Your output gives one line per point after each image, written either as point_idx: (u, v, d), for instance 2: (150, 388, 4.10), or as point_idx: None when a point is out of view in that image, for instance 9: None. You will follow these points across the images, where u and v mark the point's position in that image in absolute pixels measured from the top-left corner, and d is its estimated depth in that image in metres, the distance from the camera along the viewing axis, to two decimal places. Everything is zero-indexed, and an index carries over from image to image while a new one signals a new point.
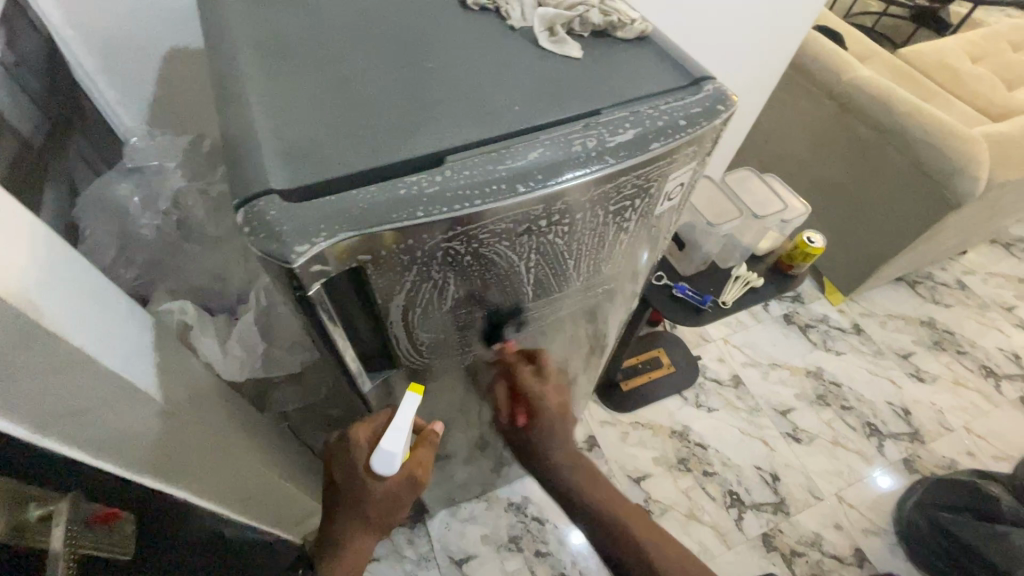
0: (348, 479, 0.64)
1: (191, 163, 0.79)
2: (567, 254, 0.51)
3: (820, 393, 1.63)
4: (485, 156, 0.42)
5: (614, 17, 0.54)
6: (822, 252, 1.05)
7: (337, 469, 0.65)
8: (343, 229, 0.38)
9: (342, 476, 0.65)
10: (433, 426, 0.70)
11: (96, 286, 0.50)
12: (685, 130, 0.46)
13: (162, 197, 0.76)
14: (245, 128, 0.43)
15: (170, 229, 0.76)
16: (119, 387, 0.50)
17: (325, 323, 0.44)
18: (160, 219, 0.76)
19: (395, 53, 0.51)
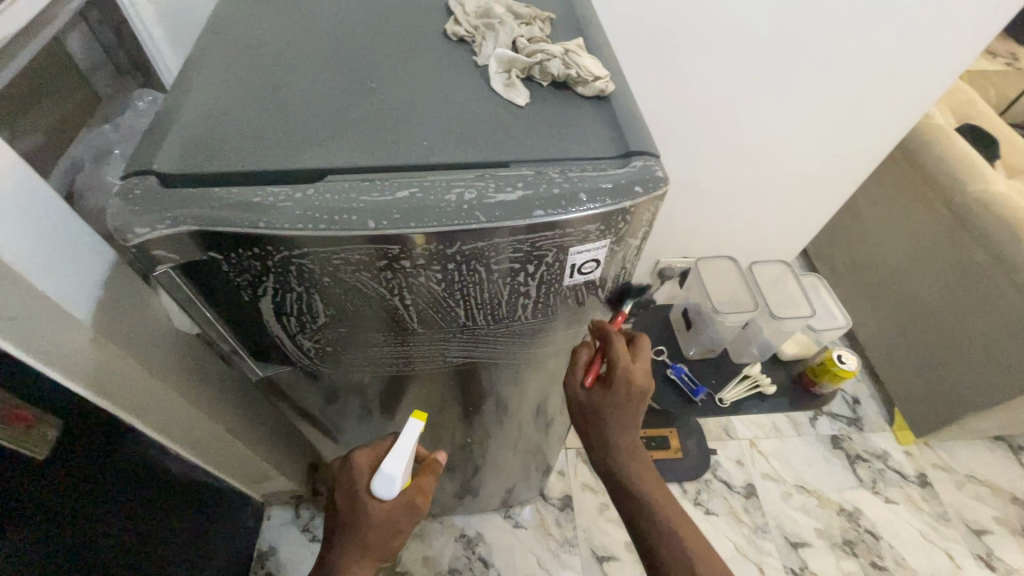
0: (350, 501, 0.65)
1: None
2: (452, 302, 0.48)
3: (848, 538, 1.39)
4: (357, 184, 0.41)
5: (574, 70, 0.50)
6: (851, 376, 0.90)
7: (341, 491, 0.66)
8: (186, 221, 0.39)
9: (345, 497, 0.65)
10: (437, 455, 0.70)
11: (57, 219, 0.56)
12: (585, 205, 0.41)
13: None
14: (174, 110, 0.47)
15: None
16: (48, 309, 0.56)
17: (190, 305, 0.46)
18: None
19: (352, 68, 0.53)
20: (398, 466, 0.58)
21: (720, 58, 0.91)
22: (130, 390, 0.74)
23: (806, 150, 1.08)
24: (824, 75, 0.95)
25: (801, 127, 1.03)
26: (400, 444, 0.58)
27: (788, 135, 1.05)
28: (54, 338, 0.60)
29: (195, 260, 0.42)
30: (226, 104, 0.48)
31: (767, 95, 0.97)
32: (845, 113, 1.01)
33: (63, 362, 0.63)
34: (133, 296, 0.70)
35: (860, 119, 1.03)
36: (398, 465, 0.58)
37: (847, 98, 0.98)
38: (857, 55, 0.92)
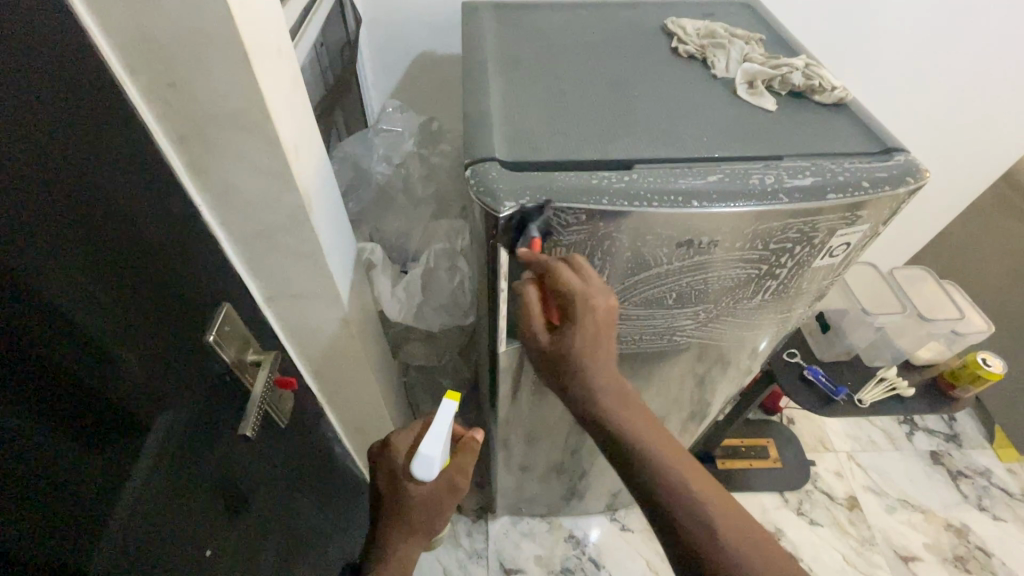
0: (391, 484, 0.72)
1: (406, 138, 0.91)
2: (712, 278, 0.55)
3: (959, 554, 1.37)
4: (669, 171, 0.49)
5: (816, 81, 0.57)
6: (998, 378, 0.92)
7: (381, 475, 0.74)
8: (541, 198, 0.46)
9: (385, 481, 0.73)
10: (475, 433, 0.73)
11: (340, 207, 0.64)
12: (867, 190, 0.48)
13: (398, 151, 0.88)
14: (482, 112, 0.55)
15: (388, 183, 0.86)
16: (328, 288, 0.64)
17: (496, 276, 0.54)
18: (389, 169, 0.87)
19: (608, 80, 0.61)
20: (434, 448, 0.64)
21: (867, 69, 0.98)
22: (338, 369, 0.81)
23: (931, 157, 1.14)
24: (962, 86, 1.00)
25: (930, 132, 1.08)
26: (437, 426, 0.65)
27: (916, 139, 1.10)
28: (318, 314, 0.68)
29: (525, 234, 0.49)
30: (524, 109, 0.56)
31: (904, 101, 1.03)
32: (975, 124, 1.07)
33: (314, 334, 0.71)
34: (363, 284, 0.77)
35: (994, 125, 1.07)
36: (437, 445, 0.64)
37: (985, 102, 1.03)
38: (1001, 61, 0.96)
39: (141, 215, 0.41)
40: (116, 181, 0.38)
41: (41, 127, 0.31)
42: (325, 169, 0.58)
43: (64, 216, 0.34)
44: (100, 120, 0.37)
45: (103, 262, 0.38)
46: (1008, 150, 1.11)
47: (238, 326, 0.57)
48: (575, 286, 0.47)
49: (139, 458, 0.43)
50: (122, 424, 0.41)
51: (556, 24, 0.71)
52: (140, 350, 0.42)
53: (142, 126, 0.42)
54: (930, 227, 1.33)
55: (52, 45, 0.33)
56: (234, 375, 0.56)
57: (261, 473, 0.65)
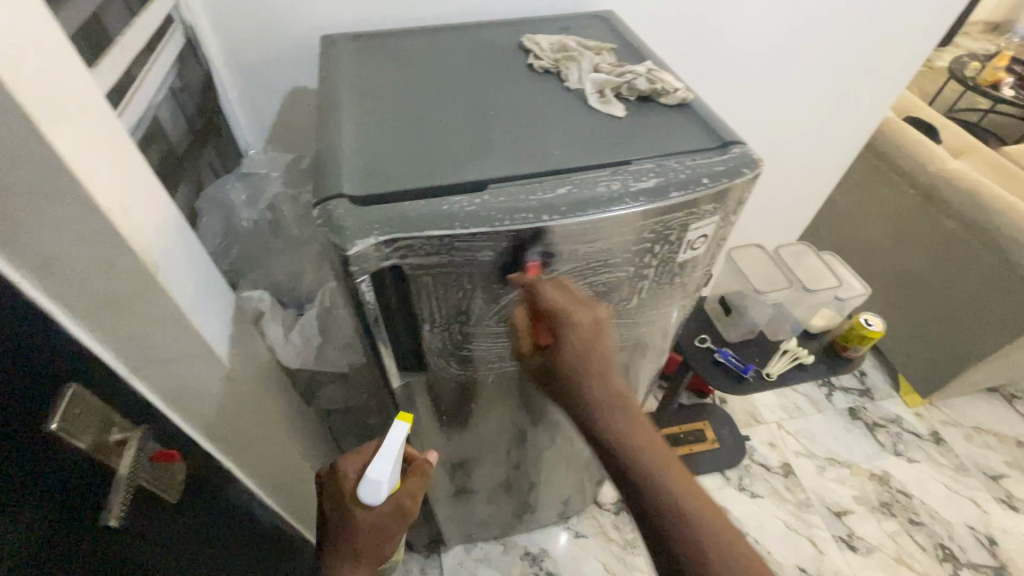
0: (336, 511, 0.68)
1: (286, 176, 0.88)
2: (587, 285, 0.56)
3: (884, 500, 1.47)
4: (522, 187, 0.49)
5: (658, 85, 0.60)
6: (880, 335, 1.00)
7: (328, 502, 0.69)
8: (391, 231, 0.45)
9: (331, 508, 0.69)
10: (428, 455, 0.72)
11: (203, 260, 0.60)
12: (707, 186, 0.51)
13: (263, 196, 0.83)
14: (334, 147, 0.54)
15: (264, 227, 0.82)
16: (201, 347, 0.60)
17: (369, 314, 0.52)
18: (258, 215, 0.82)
19: (464, 103, 0.61)
20: (386, 467, 0.62)
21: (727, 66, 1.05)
22: (238, 427, 0.76)
23: (798, 139, 1.24)
24: (809, 73, 1.10)
25: (793, 116, 1.18)
26: (388, 446, 0.62)
27: (783, 124, 1.19)
28: (197, 375, 0.63)
29: (383, 267, 0.48)
30: (379, 139, 0.55)
31: (765, 93, 1.11)
32: (827, 105, 1.17)
33: (201, 399, 0.66)
34: (249, 335, 0.73)
35: (843, 103, 1.18)
36: (386, 467, 0.62)
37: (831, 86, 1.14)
38: (835, 49, 1.07)
39: None
40: None
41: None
42: (171, 222, 0.54)
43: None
44: None
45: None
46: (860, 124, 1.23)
47: (97, 405, 0.51)
48: (559, 302, 0.52)
49: None
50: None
51: (415, 49, 0.70)
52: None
53: None
54: (812, 202, 1.44)
55: None
56: (99, 460, 0.50)
57: (148, 557, 0.58)
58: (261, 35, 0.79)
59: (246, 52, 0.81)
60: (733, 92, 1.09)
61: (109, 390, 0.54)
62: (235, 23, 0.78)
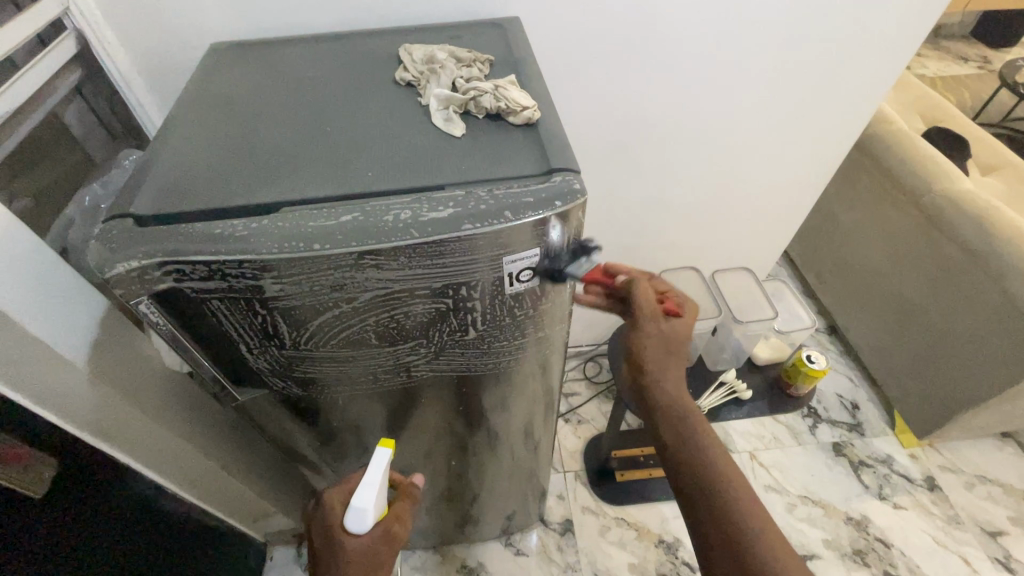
0: (323, 543, 0.68)
1: None
2: (403, 315, 0.53)
3: (858, 548, 1.35)
4: (308, 213, 0.47)
5: (504, 103, 0.56)
6: (822, 374, 0.91)
7: (316, 535, 0.69)
8: (156, 255, 0.44)
9: (319, 541, 0.68)
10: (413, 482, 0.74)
11: (51, 270, 0.62)
12: (510, 219, 0.47)
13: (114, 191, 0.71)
14: (154, 160, 0.54)
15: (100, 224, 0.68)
16: (48, 353, 0.62)
17: (167, 333, 0.51)
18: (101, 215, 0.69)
19: (309, 116, 0.59)
20: (370, 497, 0.63)
21: (671, 70, 0.97)
22: (125, 427, 0.78)
23: (764, 148, 1.15)
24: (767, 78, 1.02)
25: (754, 124, 1.10)
26: (371, 475, 0.63)
27: (745, 132, 1.11)
28: (58, 381, 0.65)
29: (162, 290, 0.47)
30: (201, 155, 0.54)
31: (718, 99, 1.04)
32: (791, 112, 1.09)
33: (69, 403, 0.68)
34: (126, 339, 0.74)
35: (808, 110, 1.09)
36: (370, 494, 0.63)
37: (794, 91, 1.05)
38: (793, 52, 0.99)
39: None
40: None
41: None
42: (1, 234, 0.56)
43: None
44: None
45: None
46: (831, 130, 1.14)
47: None
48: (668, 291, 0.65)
49: None
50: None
51: (291, 59, 0.69)
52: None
53: None
54: (791, 217, 1.35)
55: None
56: None
57: None
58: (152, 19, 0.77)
59: (149, 52, 0.81)
60: (684, 102, 1.03)
61: None
62: (124, 11, 0.76)
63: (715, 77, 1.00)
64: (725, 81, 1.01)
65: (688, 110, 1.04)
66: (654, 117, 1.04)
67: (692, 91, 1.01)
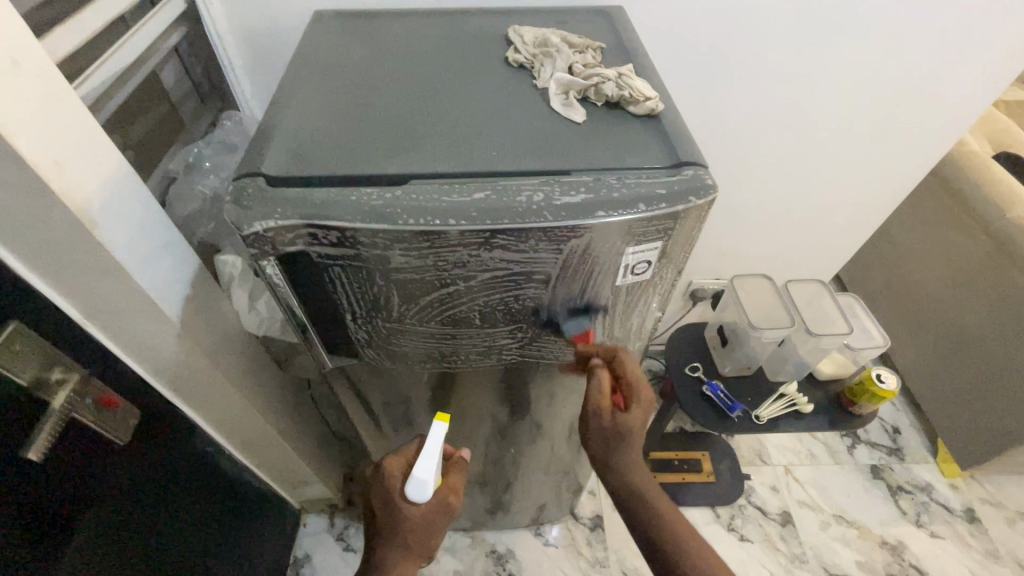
0: (387, 511, 0.69)
1: None
2: (512, 297, 0.52)
3: (891, 573, 1.33)
4: (439, 186, 0.47)
5: (627, 91, 0.55)
6: (892, 395, 0.90)
7: (377, 496, 0.70)
8: (293, 215, 0.44)
9: (381, 503, 0.69)
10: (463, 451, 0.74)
11: (162, 225, 0.63)
12: (643, 211, 0.46)
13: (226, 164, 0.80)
14: (275, 122, 0.54)
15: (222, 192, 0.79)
16: (149, 306, 0.63)
17: (283, 294, 0.51)
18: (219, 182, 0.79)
19: (422, 91, 0.59)
20: (429, 470, 0.63)
21: (760, 70, 0.96)
22: (199, 383, 0.79)
23: (841, 158, 1.13)
24: (855, 86, 0.99)
25: (835, 131, 1.07)
26: (428, 447, 0.62)
27: (823, 139, 1.09)
28: (150, 332, 0.66)
29: (291, 252, 0.47)
30: (321, 121, 0.54)
31: (802, 103, 1.02)
32: (874, 122, 1.06)
33: (155, 353, 0.70)
34: (212, 298, 0.75)
35: (893, 121, 1.06)
36: (430, 466, 0.62)
37: (881, 100, 1.02)
38: (888, 60, 0.96)
39: None
40: None
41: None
42: (124, 186, 0.57)
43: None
44: None
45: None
46: (913, 144, 1.11)
47: (38, 345, 0.56)
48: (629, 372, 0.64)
49: None
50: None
51: (398, 33, 0.69)
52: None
53: None
54: (855, 232, 1.32)
55: None
56: (38, 396, 0.56)
57: (76, 492, 0.63)
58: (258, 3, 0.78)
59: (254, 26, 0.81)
60: (767, 106, 1.02)
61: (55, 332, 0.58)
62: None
63: (802, 80, 0.98)
64: (812, 86, 0.99)
65: (769, 113, 1.03)
66: (732, 118, 1.03)
67: (776, 94, 1.00)
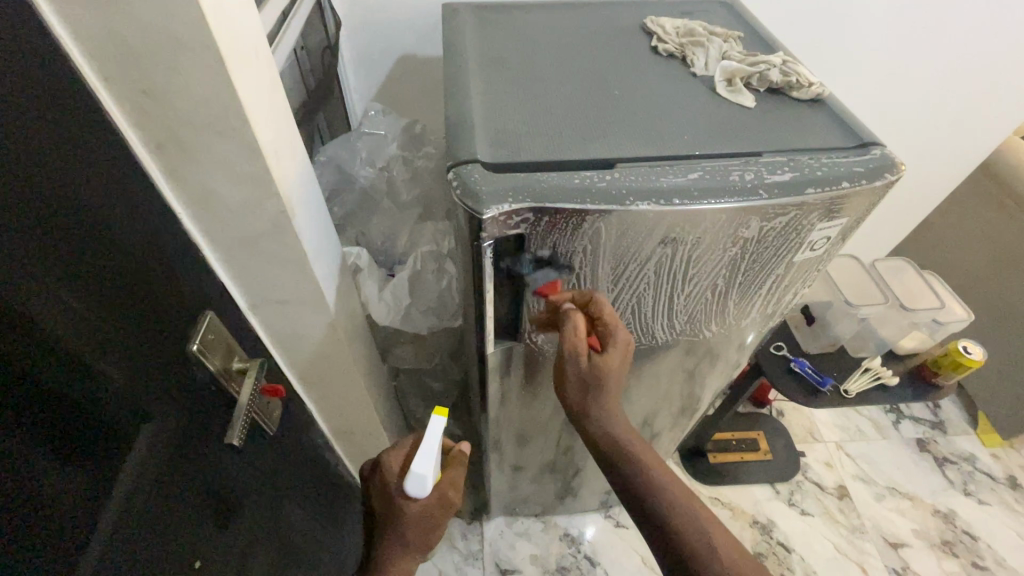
0: (384, 504, 0.68)
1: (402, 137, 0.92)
2: (697, 274, 0.55)
3: (946, 539, 1.40)
4: (651, 168, 0.49)
5: (793, 78, 0.59)
6: (980, 364, 0.96)
7: (375, 495, 0.70)
8: (525, 198, 0.46)
9: (380, 501, 0.69)
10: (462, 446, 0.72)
11: (323, 211, 0.64)
12: (845, 187, 0.49)
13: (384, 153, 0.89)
14: (466, 111, 0.55)
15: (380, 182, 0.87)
16: (315, 296, 0.64)
17: (482, 276, 0.53)
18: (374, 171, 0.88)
19: (589, 81, 0.61)
20: (427, 464, 0.61)
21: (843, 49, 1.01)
22: (325, 373, 0.80)
23: (906, 136, 1.18)
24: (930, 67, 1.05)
25: (905, 110, 1.12)
26: (427, 441, 0.62)
27: (892, 118, 1.14)
28: (305, 321, 0.67)
29: (509, 235, 0.49)
30: (507, 110, 0.56)
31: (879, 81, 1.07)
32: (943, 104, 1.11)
33: (302, 342, 0.71)
34: (348, 287, 0.76)
35: (961, 104, 1.11)
36: (429, 461, 0.61)
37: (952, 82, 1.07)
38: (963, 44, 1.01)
39: (127, 234, 0.42)
40: (104, 203, 0.39)
41: (11, 115, 0.30)
42: (305, 173, 0.58)
43: (35, 211, 0.33)
44: (84, 144, 0.37)
45: (57, 257, 0.35)
46: (976, 127, 1.16)
47: (223, 336, 0.56)
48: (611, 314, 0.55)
49: (133, 455, 0.44)
50: (99, 448, 0.40)
51: (536, 26, 0.70)
52: (112, 346, 0.41)
53: (125, 148, 0.42)
54: (905, 213, 1.37)
55: (42, 75, 0.34)
56: (226, 386, 0.56)
57: (247, 484, 0.63)
58: (382, 2, 0.85)
59: (371, 22, 0.87)
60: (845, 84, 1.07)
61: (231, 322, 0.60)
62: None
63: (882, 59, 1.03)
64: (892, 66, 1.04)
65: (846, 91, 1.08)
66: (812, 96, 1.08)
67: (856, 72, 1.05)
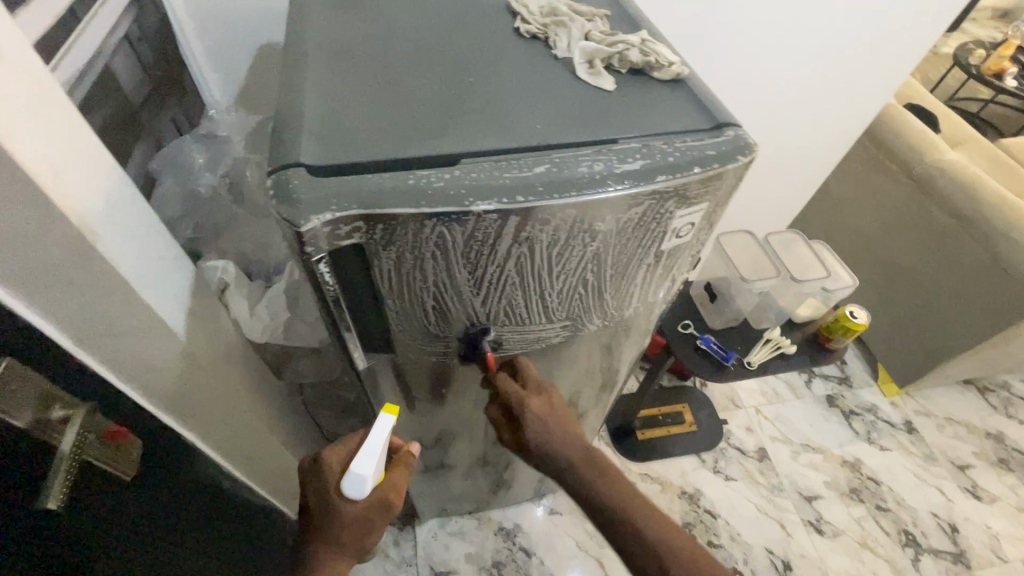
0: (320, 505, 0.59)
1: (253, 138, 0.84)
2: (563, 271, 0.52)
3: (854, 487, 1.50)
4: (496, 163, 0.45)
5: (652, 57, 0.56)
6: (865, 328, 0.99)
7: (311, 494, 0.61)
8: (350, 204, 0.41)
9: (315, 502, 0.60)
10: (411, 448, 0.65)
11: (151, 225, 0.56)
12: (698, 172, 0.47)
13: (223, 162, 0.81)
14: (296, 108, 0.49)
15: (222, 191, 0.79)
16: (154, 321, 0.57)
17: (327, 290, 0.48)
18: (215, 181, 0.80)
19: (445, 67, 0.56)
20: (369, 465, 0.55)
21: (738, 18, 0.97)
22: (203, 404, 0.72)
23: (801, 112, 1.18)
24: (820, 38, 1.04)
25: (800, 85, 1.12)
26: (372, 435, 0.56)
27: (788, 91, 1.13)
28: (152, 353, 0.60)
29: (344, 245, 0.44)
30: (344, 103, 0.51)
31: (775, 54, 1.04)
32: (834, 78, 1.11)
33: (156, 379, 0.62)
34: (209, 306, 0.69)
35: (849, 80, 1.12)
36: (372, 461, 0.55)
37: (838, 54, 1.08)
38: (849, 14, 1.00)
39: None
40: None
41: None
42: (113, 185, 0.50)
43: None
44: None
45: None
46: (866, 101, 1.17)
47: (33, 380, 0.44)
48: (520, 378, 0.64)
49: None
50: None
51: (391, 7, 0.64)
52: None
53: None
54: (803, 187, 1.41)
55: None
56: (43, 441, 0.45)
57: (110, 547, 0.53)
58: None
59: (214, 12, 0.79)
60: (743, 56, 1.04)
61: None
62: None
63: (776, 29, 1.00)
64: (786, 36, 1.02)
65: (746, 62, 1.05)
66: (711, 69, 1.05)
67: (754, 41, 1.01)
